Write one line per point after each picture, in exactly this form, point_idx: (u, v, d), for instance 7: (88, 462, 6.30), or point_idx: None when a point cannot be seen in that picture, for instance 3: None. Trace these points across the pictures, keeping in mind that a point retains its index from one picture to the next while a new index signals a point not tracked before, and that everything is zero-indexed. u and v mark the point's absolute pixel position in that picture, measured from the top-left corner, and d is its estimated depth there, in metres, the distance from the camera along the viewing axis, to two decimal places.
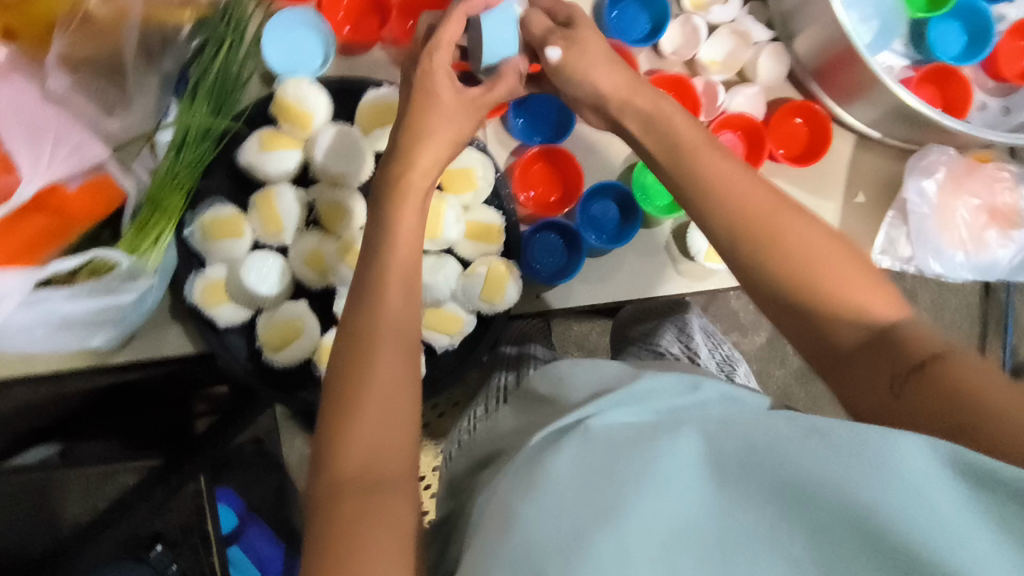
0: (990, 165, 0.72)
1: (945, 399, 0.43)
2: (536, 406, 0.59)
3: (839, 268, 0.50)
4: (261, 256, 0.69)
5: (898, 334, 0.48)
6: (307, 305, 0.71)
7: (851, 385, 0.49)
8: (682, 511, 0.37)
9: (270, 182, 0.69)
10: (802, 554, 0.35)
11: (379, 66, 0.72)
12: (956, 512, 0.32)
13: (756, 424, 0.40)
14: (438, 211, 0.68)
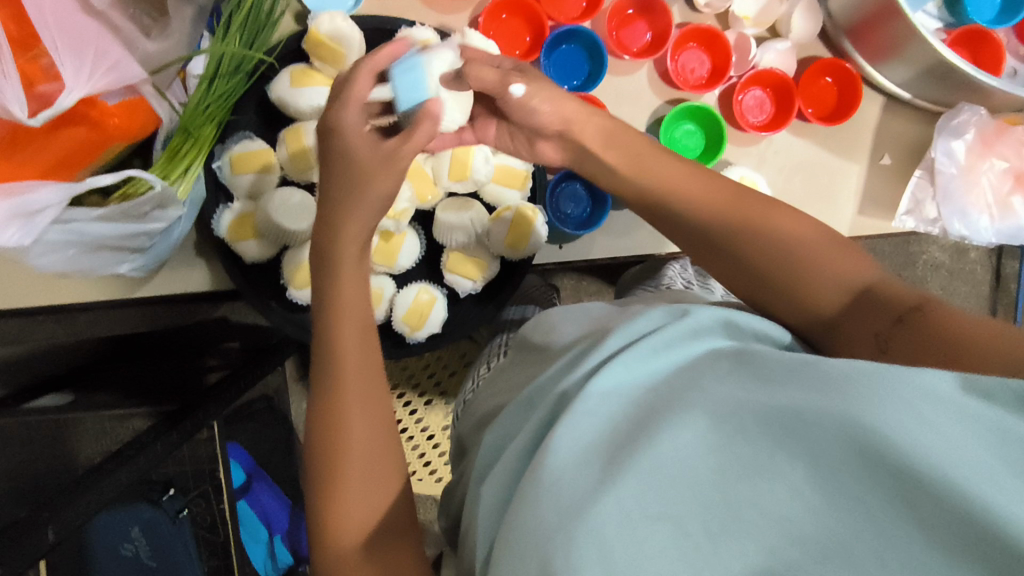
0: (1021, 128, 0.72)
1: (935, 341, 0.43)
2: (530, 352, 0.66)
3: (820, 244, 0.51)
4: (289, 192, 0.69)
5: (876, 295, 0.48)
6: None
7: (843, 346, 0.49)
8: (688, 457, 0.36)
9: (300, 120, 0.69)
10: (806, 487, 0.33)
11: (411, 7, 0.72)
12: (963, 428, 0.30)
13: (757, 374, 0.39)
14: (467, 152, 0.67)
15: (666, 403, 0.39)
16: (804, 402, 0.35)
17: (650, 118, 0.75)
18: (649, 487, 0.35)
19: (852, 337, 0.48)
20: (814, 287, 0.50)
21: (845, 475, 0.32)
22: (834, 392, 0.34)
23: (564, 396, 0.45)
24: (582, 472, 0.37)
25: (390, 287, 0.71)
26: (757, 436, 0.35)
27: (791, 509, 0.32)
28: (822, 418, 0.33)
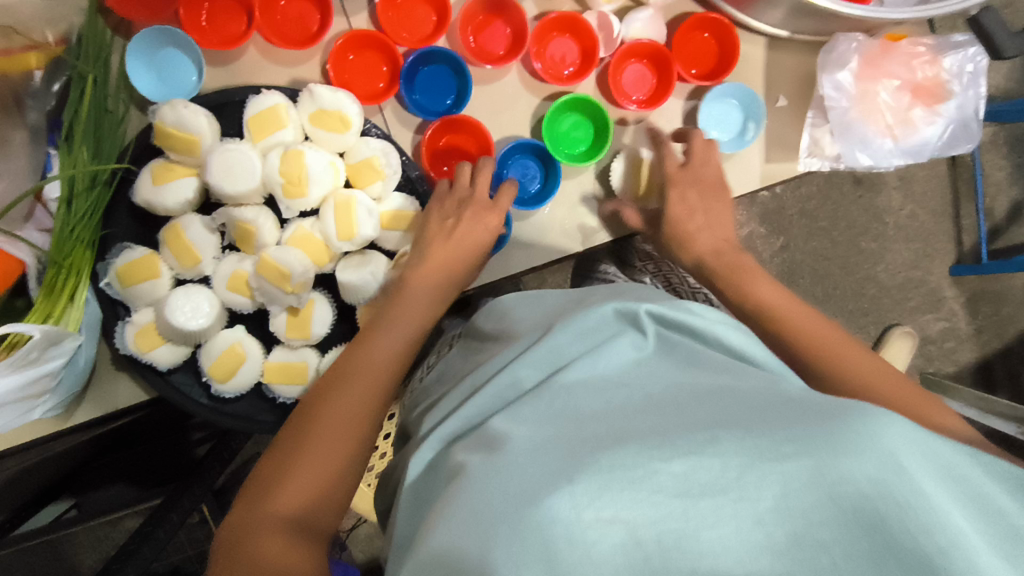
0: (906, 43, 0.70)
1: None
2: (481, 342, 0.63)
3: (900, 386, 0.52)
4: (186, 291, 0.66)
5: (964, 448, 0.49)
6: (245, 330, 0.69)
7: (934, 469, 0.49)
8: (655, 449, 0.37)
9: (176, 216, 0.66)
10: (766, 511, 0.35)
11: (257, 69, 0.68)
12: (950, 506, 0.34)
13: (717, 398, 0.41)
14: (347, 208, 0.66)
15: (640, 414, 0.41)
16: (778, 426, 0.38)
17: (532, 119, 0.72)
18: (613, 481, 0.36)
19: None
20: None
21: (821, 507, 0.35)
22: (813, 420, 0.38)
23: (511, 385, 0.48)
24: (546, 461, 0.38)
25: (314, 357, 0.69)
26: (744, 443, 0.37)
27: (761, 536, 0.34)
28: (810, 449, 0.36)
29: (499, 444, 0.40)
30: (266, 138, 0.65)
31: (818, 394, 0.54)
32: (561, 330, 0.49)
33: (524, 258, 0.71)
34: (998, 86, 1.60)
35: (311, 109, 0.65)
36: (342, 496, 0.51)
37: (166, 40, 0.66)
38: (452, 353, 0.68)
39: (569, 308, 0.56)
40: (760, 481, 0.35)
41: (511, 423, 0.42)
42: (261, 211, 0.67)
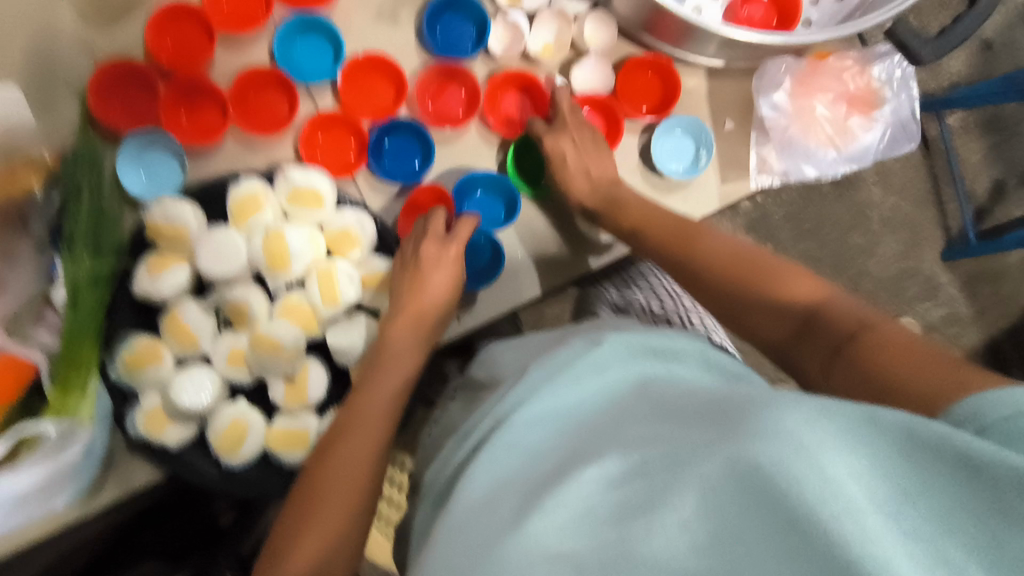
0: (832, 59, 0.74)
1: (866, 369, 0.49)
2: (476, 387, 0.68)
3: (771, 264, 0.62)
4: (188, 371, 0.71)
5: (821, 317, 0.56)
6: (246, 401, 0.73)
7: (783, 342, 0.59)
8: (599, 484, 0.43)
9: (172, 303, 0.71)
10: (691, 517, 0.37)
11: (236, 157, 0.74)
12: (855, 479, 0.34)
13: (665, 420, 0.46)
14: (330, 276, 0.70)
15: (587, 453, 0.46)
16: (693, 439, 0.42)
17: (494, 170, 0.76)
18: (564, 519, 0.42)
19: (766, 329, 0.60)
20: (755, 306, 0.61)
21: (731, 506, 0.37)
22: (719, 427, 0.41)
23: (489, 429, 0.55)
24: (507, 509, 0.45)
25: (313, 421, 0.73)
26: (669, 460, 0.41)
27: (677, 544, 0.37)
28: (716, 452, 0.38)
29: (462, 494, 0.49)
30: (248, 221, 0.69)
31: (714, 296, 0.64)
32: (534, 376, 0.56)
33: (503, 303, 0.74)
34: (959, 72, 1.63)
35: (286, 190, 0.70)
36: (348, 550, 0.57)
37: (149, 141, 0.72)
38: (456, 398, 0.73)
39: (552, 347, 0.61)
40: (674, 495, 0.39)
41: (479, 462, 0.51)
42: (250, 289, 0.71)
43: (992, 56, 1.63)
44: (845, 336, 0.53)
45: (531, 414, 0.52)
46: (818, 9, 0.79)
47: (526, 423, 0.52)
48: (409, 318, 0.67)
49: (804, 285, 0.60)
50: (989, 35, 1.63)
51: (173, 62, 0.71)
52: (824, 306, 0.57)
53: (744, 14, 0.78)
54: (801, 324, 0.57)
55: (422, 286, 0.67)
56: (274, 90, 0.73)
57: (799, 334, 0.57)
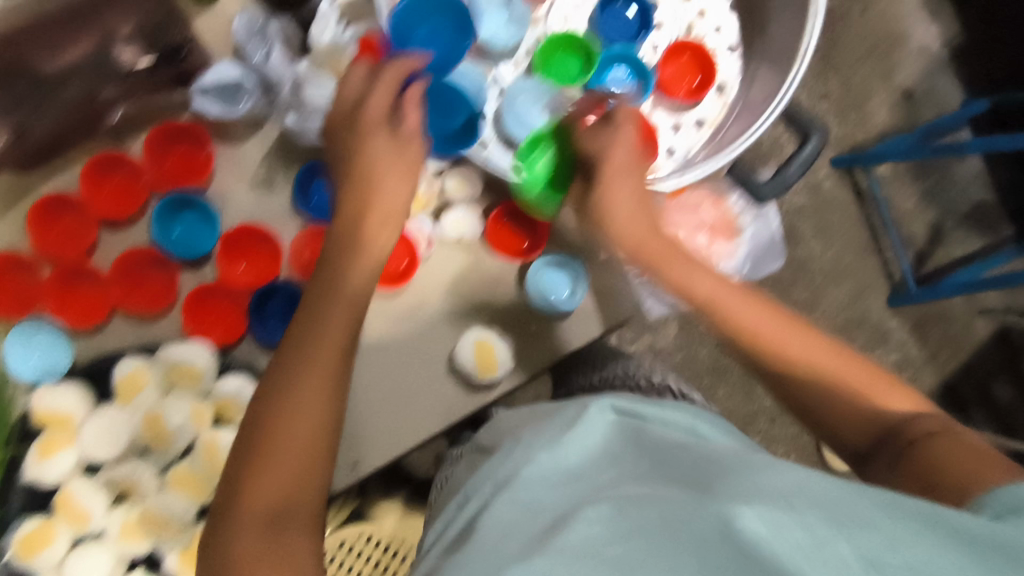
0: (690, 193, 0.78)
1: (924, 471, 0.52)
2: (479, 455, 0.67)
3: (782, 335, 0.62)
4: (83, 549, 0.73)
5: (914, 425, 0.56)
6: (143, 571, 0.74)
7: (844, 436, 0.59)
8: (613, 512, 0.44)
9: (63, 484, 0.72)
10: None
11: (125, 332, 0.76)
12: (812, 540, 0.38)
13: (660, 476, 0.48)
14: (213, 447, 0.73)
15: (588, 498, 0.47)
16: (722, 478, 0.45)
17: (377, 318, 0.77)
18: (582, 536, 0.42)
19: (847, 425, 0.59)
20: (817, 397, 0.60)
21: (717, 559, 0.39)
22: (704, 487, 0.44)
23: (470, 519, 0.51)
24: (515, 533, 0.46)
25: None
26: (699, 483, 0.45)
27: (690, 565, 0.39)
28: (702, 515, 0.42)
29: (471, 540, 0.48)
30: (131, 401, 0.72)
31: (776, 384, 0.62)
32: (532, 445, 0.55)
33: (397, 445, 0.76)
34: (884, 123, 1.65)
35: (167, 366, 0.73)
36: None
37: (36, 326, 0.73)
38: (460, 468, 0.69)
39: (539, 425, 0.59)
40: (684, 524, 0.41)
41: (486, 514, 0.49)
42: (138, 464, 0.73)
43: (915, 106, 1.65)
44: (912, 445, 0.54)
45: (568, 464, 0.52)
46: (681, 136, 0.81)
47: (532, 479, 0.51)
48: (335, 343, 0.58)
49: (897, 395, 0.59)
50: (909, 85, 1.66)
51: (55, 249, 0.73)
52: (912, 425, 0.56)
53: None
54: (885, 431, 0.57)
55: (320, 357, 0.57)
56: (156, 265, 0.75)
57: (880, 439, 0.57)
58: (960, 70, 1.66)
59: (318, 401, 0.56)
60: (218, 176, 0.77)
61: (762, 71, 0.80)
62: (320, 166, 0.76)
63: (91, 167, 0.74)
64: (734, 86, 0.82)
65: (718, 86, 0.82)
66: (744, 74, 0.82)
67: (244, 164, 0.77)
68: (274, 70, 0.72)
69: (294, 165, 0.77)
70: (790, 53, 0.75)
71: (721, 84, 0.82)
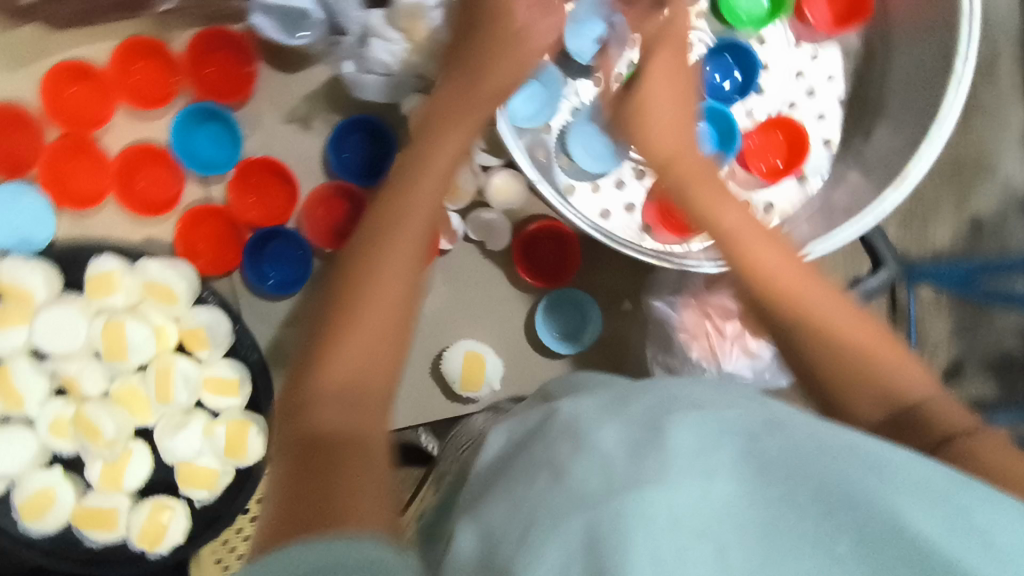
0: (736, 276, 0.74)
1: (979, 477, 0.41)
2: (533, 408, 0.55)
3: (868, 345, 0.49)
4: (7, 434, 0.70)
5: (927, 410, 0.47)
6: (63, 472, 0.72)
7: (884, 448, 0.47)
8: (630, 440, 0.36)
9: (6, 359, 0.69)
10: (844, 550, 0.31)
11: (113, 225, 0.72)
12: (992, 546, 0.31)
13: (722, 446, 0.35)
14: (166, 375, 0.69)
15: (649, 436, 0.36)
16: (843, 468, 0.35)
17: None
18: (690, 462, 0.34)
19: None
20: (862, 392, 0.48)
21: (960, 532, 0.31)
22: (877, 462, 0.35)
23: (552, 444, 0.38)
24: (613, 467, 0.35)
25: (125, 504, 0.72)
26: (799, 461, 0.35)
27: (922, 531, 0.31)
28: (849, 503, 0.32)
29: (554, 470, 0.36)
30: (98, 301, 0.67)
31: (804, 372, 0.50)
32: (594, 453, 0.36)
33: None
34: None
35: (140, 281, 0.68)
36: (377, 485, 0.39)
37: (18, 192, 0.68)
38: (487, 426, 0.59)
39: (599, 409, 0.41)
40: (891, 505, 0.32)
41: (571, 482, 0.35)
42: (88, 365, 0.70)
43: None
44: (944, 447, 0.44)
45: (680, 399, 0.40)
46: (744, 212, 0.75)
47: (578, 406, 0.42)
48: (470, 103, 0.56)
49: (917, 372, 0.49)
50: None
51: (64, 119, 0.68)
52: (926, 407, 0.47)
53: (668, 200, 0.74)
54: (893, 431, 0.46)
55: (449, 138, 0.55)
56: (163, 168, 0.70)
57: (895, 431, 0.46)
58: None
59: (380, 308, 0.45)
60: (253, 99, 0.71)
61: (851, 173, 0.73)
62: (357, 124, 0.71)
63: (127, 44, 0.68)
64: (820, 179, 0.75)
65: (801, 175, 0.75)
66: (833, 172, 0.75)
67: (284, 96, 0.71)
68: (344, 12, 0.65)
69: (337, 111, 0.72)
70: (894, 166, 0.67)
71: (806, 173, 0.75)
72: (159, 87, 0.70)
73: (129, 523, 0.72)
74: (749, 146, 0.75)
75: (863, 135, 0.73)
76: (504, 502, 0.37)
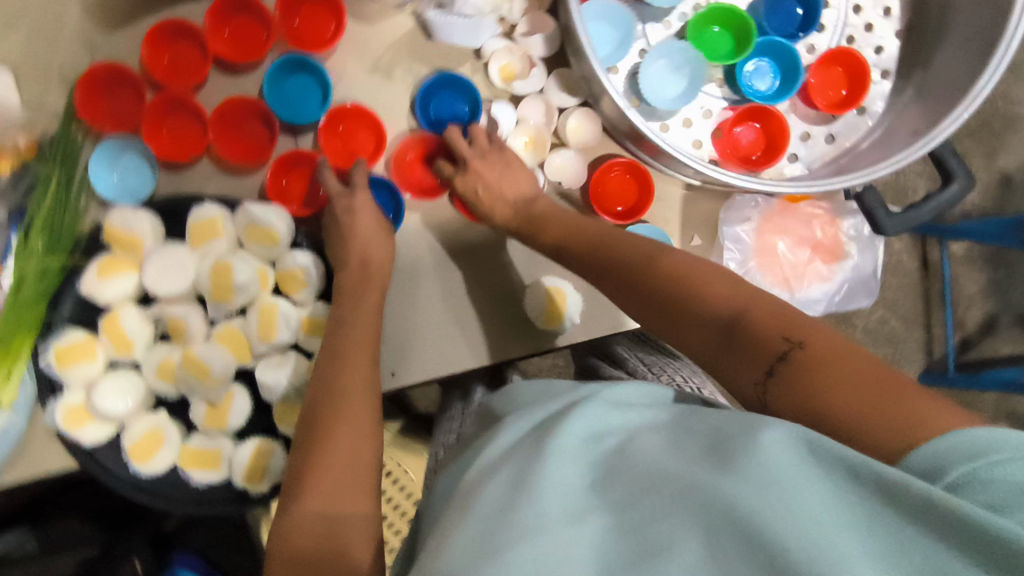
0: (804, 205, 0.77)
1: (802, 389, 0.48)
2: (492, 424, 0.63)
3: (696, 280, 0.57)
4: (115, 378, 0.73)
5: (745, 325, 0.54)
6: (168, 415, 0.75)
7: (724, 372, 0.54)
8: (507, 490, 0.43)
9: (113, 307, 0.72)
10: (696, 547, 0.38)
11: (208, 177, 0.76)
12: (830, 528, 0.37)
13: (606, 477, 0.45)
14: (269, 315, 0.71)
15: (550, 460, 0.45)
16: (722, 473, 0.41)
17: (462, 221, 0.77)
18: (560, 513, 0.41)
19: (733, 376, 0.53)
20: (690, 321, 0.56)
21: (733, 552, 0.38)
22: (722, 469, 0.42)
23: (490, 472, 0.47)
24: (491, 520, 0.41)
25: (228, 444, 0.75)
26: (627, 497, 0.43)
27: (708, 557, 0.38)
28: (711, 492, 0.40)
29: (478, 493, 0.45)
30: (202, 245, 0.71)
31: (635, 299, 0.60)
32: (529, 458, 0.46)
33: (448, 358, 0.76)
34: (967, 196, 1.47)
35: (243, 223, 0.71)
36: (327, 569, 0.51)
37: (122, 148, 0.74)
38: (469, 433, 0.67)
39: (539, 432, 0.50)
40: (678, 515, 0.40)
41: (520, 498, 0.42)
42: (191, 309, 0.73)
43: (1009, 192, 1.51)
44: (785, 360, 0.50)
45: (572, 431, 0.48)
46: (807, 145, 0.78)
47: (489, 459, 0.49)
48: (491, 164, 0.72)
49: (723, 290, 0.56)
50: (1010, 169, 1.51)
51: (163, 76, 0.73)
52: (750, 322, 0.53)
53: (734, 137, 0.77)
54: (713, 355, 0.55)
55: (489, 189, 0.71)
56: (254, 120, 0.75)
57: (720, 349, 0.54)
58: None
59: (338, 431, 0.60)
60: (338, 52, 0.75)
61: (909, 102, 0.76)
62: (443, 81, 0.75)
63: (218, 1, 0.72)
64: (879, 104, 0.78)
65: (861, 107, 0.78)
66: (892, 96, 0.78)
67: (368, 49, 0.75)
68: None
69: (417, 62, 0.76)
70: (958, 88, 0.69)
71: (866, 105, 0.78)
72: (251, 43, 0.74)
73: (231, 465, 0.75)
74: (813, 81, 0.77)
75: (923, 65, 0.76)
76: (454, 519, 0.43)
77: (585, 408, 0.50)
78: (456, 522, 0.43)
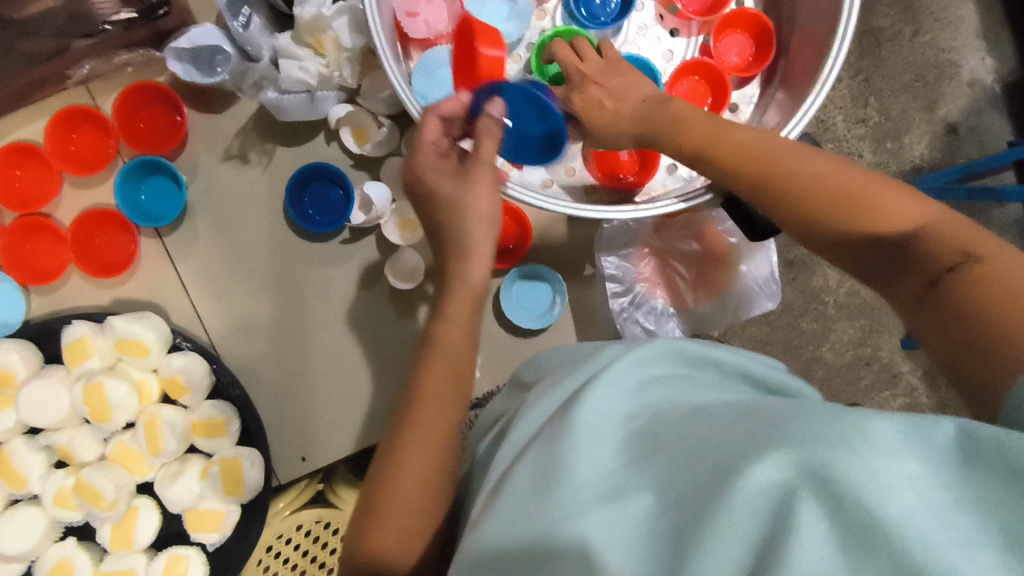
0: (686, 217, 0.74)
1: (957, 315, 0.41)
2: (521, 394, 0.56)
3: (855, 191, 0.48)
4: (15, 514, 0.71)
5: (913, 239, 0.46)
6: (77, 541, 0.73)
7: (889, 287, 0.48)
8: (534, 475, 0.40)
9: (4, 442, 0.72)
10: (764, 514, 0.32)
11: (79, 293, 0.74)
12: (922, 495, 0.29)
13: (654, 451, 0.39)
14: (154, 427, 0.71)
15: (584, 425, 0.41)
16: (792, 422, 0.35)
17: (344, 290, 0.74)
18: (595, 493, 0.38)
19: (894, 288, 0.47)
20: (846, 239, 0.49)
21: (804, 507, 0.31)
22: (763, 432, 0.35)
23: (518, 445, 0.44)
24: (529, 504, 0.39)
25: (141, 562, 0.72)
26: (669, 473, 0.37)
27: (763, 519, 0.32)
28: (774, 448, 0.33)
29: (507, 482, 0.41)
30: (76, 367, 0.70)
31: (804, 221, 0.51)
32: (576, 411, 0.41)
33: (352, 433, 0.74)
34: (922, 156, 1.16)
35: (114, 338, 0.70)
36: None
37: None
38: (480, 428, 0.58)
39: (569, 385, 0.45)
40: (740, 474, 0.33)
41: (555, 459, 0.40)
42: (79, 433, 0.72)
43: None
44: (944, 273, 0.43)
45: (589, 406, 0.42)
46: None
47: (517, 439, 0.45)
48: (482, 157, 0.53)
49: (907, 203, 0.47)
50: (954, 118, 1.16)
51: (16, 202, 0.71)
52: (918, 235, 0.45)
53: (604, 156, 0.74)
54: (866, 272, 0.50)
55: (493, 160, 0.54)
56: (115, 230, 0.73)
57: (882, 270, 0.48)
58: (1016, 110, 1.17)
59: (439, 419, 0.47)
60: (189, 145, 0.74)
61: (776, 94, 0.73)
62: (314, 170, 0.73)
63: (57, 120, 0.71)
64: (750, 107, 0.75)
65: (731, 106, 0.75)
66: (760, 99, 0.75)
67: (219, 136, 0.74)
68: (253, 40, 0.67)
69: (271, 142, 0.74)
70: (810, 76, 0.67)
71: (734, 105, 0.76)
72: (97, 155, 0.73)
73: None
74: (713, 44, 0.75)
75: (784, 53, 0.73)
76: (486, 502, 0.42)
77: (610, 377, 0.43)
78: (487, 506, 0.41)
